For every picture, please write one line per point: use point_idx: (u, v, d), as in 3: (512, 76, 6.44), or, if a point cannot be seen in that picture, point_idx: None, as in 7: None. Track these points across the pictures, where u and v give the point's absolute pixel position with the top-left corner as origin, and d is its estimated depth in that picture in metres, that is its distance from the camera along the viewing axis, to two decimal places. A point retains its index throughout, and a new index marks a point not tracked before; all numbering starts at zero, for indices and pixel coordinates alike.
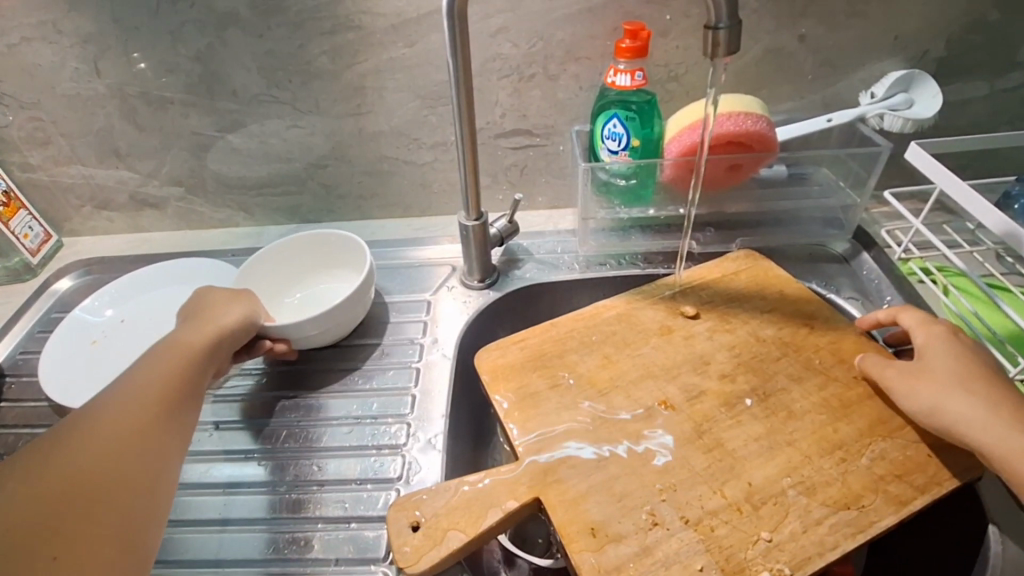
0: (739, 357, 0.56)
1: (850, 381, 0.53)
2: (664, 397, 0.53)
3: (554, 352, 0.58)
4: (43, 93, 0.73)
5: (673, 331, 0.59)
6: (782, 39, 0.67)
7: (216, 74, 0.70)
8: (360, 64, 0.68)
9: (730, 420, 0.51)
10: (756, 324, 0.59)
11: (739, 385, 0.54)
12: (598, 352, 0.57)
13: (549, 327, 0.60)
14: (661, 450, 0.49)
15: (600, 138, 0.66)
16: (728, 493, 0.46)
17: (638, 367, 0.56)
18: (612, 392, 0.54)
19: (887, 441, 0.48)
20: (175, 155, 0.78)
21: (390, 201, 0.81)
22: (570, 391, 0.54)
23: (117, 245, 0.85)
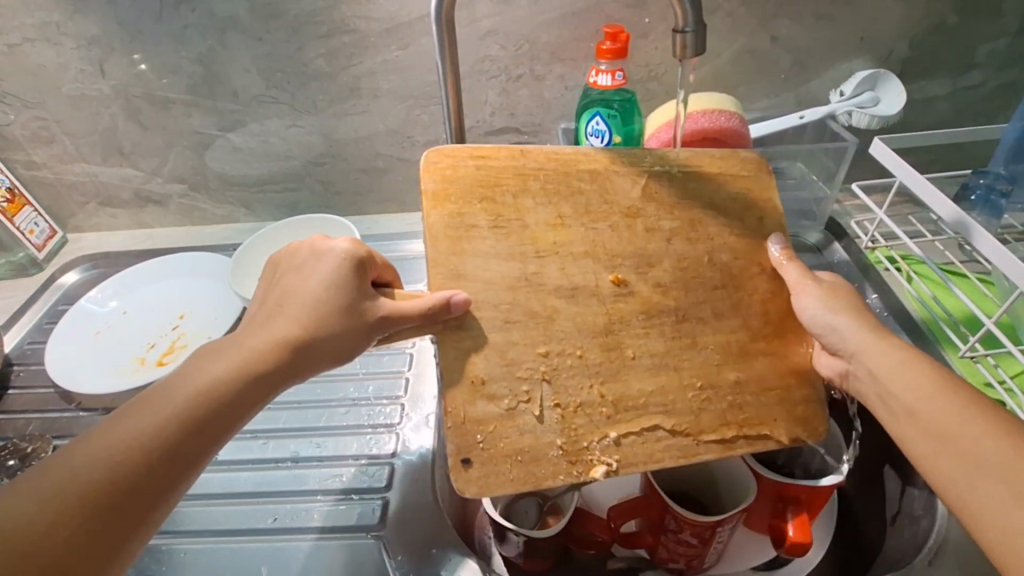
0: (682, 267, 0.51)
1: (759, 333, 0.50)
2: (596, 284, 0.50)
3: (501, 186, 0.51)
4: (49, 94, 0.76)
5: (636, 216, 0.52)
6: (756, 41, 0.71)
7: (217, 75, 0.73)
8: (355, 66, 0.72)
9: (641, 329, 0.49)
10: (719, 243, 0.52)
11: (665, 303, 0.50)
12: (551, 211, 0.51)
13: (516, 155, 0.53)
14: (564, 334, 0.48)
15: (584, 135, 0.70)
16: (603, 390, 0.47)
17: (587, 237, 0.51)
18: (550, 257, 0.50)
19: (761, 386, 0.49)
20: (177, 153, 0.81)
21: (385, 197, 0.84)
22: (514, 237, 0.50)
23: (120, 240, 0.88)
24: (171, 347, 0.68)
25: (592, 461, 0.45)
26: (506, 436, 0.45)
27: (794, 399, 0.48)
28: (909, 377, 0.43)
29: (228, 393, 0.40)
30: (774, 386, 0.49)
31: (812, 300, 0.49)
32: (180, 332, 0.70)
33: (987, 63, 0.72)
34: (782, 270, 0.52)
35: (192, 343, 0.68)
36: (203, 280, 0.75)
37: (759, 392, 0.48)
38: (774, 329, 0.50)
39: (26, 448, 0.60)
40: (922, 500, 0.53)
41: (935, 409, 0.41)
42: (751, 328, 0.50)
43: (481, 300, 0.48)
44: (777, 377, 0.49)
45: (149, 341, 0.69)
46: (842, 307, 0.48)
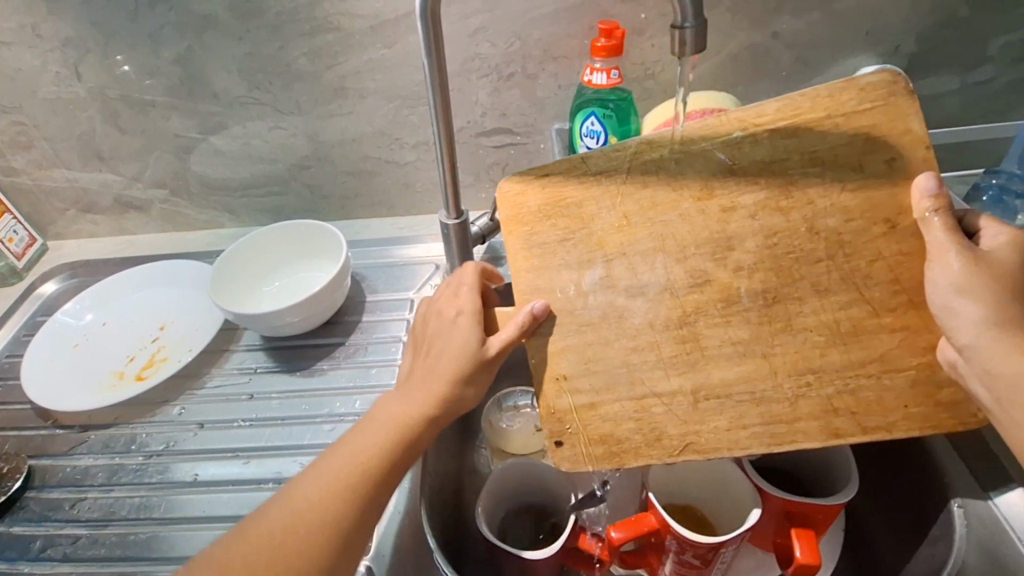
0: (771, 245, 0.46)
1: (883, 307, 0.45)
2: (668, 278, 0.47)
3: (567, 199, 0.50)
4: (25, 98, 0.73)
5: (715, 197, 0.48)
6: (756, 36, 0.68)
7: (198, 77, 0.71)
8: (340, 65, 0.69)
9: (720, 317, 0.46)
10: (822, 208, 0.46)
11: (751, 285, 0.46)
12: (618, 208, 0.49)
13: (584, 165, 0.50)
14: (639, 332, 0.46)
15: (579, 136, 0.67)
16: (693, 383, 0.45)
17: (660, 231, 0.48)
18: (617, 258, 0.48)
19: (881, 365, 0.44)
20: (158, 157, 0.78)
21: (374, 200, 0.82)
22: (578, 246, 0.49)
23: (101, 248, 0.86)
24: (151, 361, 0.66)
25: (680, 446, 0.44)
26: (594, 424, 0.45)
27: (925, 379, 0.44)
28: None
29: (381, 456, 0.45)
30: (899, 364, 0.44)
31: (946, 270, 0.43)
32: (160, 344, 0.67)
33: (998, 57, 0.69)
34: (925, 227, 0.44)
35: (173, 356, 0.65)
36: (183, 289, 0.72)
37: (878, 372, 0.44)
38: (902, 301, 0.45)
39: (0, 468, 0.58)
40: (937, 515, 0.51)
41: None
42: (874, 303, 0.45)
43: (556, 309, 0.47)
44: (911, 355, 0.44)
45: (128, 354, 0.67)
46: (981, 277, 0.42)
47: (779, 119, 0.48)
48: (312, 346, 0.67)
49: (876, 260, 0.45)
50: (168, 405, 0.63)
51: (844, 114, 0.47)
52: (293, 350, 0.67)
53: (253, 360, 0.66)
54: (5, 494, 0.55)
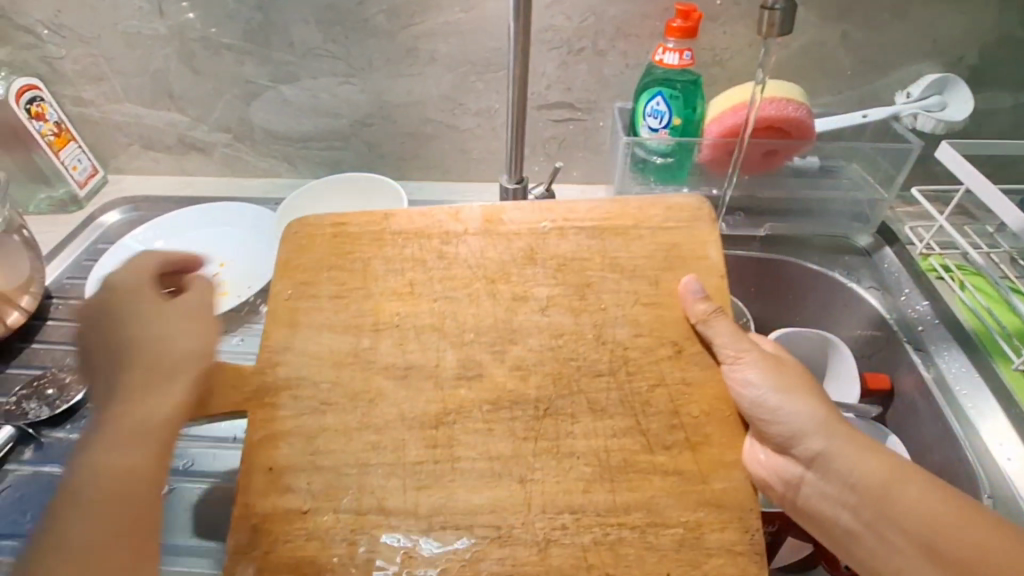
0: (546, 368, 0.49)
1: (657, 442, 0.47)
2: (437, 364, 0.50)
3: (352, 253, 0.54)
4: (106, 29, 0.75)
5: (382, 326, 0.51)
6: (823, 35, 0.70)
7: (277, 25, 0.72)
8: (416, 26, 0.71)
9: (484, 423, 0.48)
10: (613, 317, 0.51)
11: (479, 392, 0.49)
12: (353, 330, 0.51)
13: (380, 222, 0.55)
14: (386, 420, 0.48)
15: (641, 115, 0.69)
16: (427, 491, 0.45)
17: (370, 386, 0.49)
18: (387, 330, 0.51)
19: (560, 548, 0.43)
20: (227, 102, 0.80)
21: (430, 163, 0.84)
22: (353, 307, 0.52)
23: (159, 186, 0.88)
24: None
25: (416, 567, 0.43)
26: (287, 540, 0.44)
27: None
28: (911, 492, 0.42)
29: (109, 456, 0.39)
30: (556, 568, 0.43)
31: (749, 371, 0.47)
32: (220, 278, 0.70)
33: None
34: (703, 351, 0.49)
35: (231, 291, 0.67)
36: (244, 229, 0.74)
37: (504, 528, 0.44)
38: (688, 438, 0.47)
39: (67, 379, 0.62)
40: None
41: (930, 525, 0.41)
42: (651, 435, 0.47)
43: (310, 378, 0.49)
44: (683, 509, 0.44)
45: None
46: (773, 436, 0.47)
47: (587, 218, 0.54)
48: None
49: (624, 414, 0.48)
50: (228, 334, 0.65)
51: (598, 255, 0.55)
52: None
53: None
54: (69, 402, 0.59)
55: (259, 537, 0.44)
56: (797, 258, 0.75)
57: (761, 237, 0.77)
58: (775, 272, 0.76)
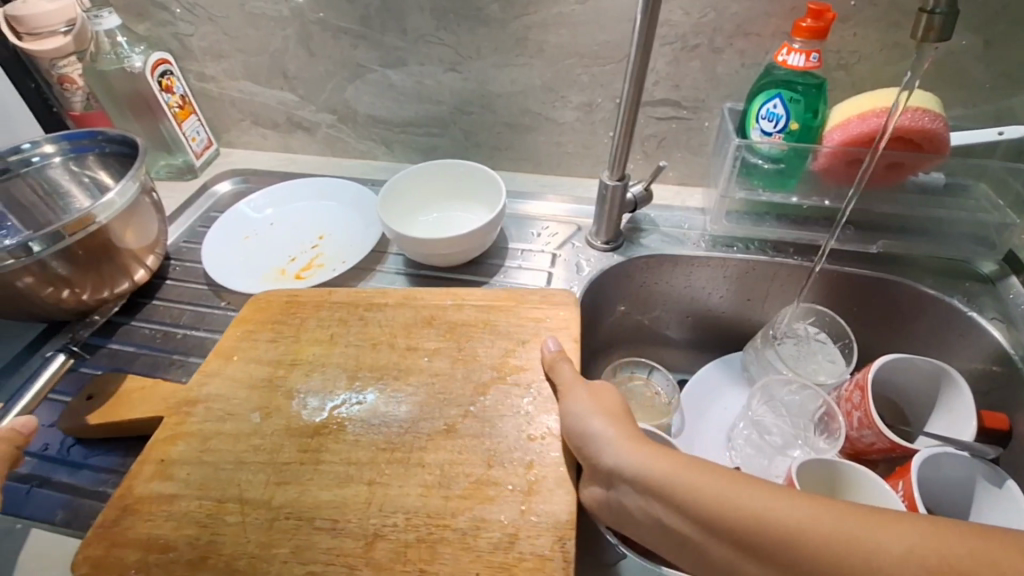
0: (415, 401, 0.53)
1: (499, 464, 0.48)
2: (331, 391, 0.54)
3: (296, 312, 0.61)
4: (233, 9, 0.79)
5: (299, 363, 0.56)
6: (967, 41, 0.65)
7: (392, 10, 0.74)
8: (528, 16, 0.71)
9: (351, 437, 0.51)
10: (373, 346, 0.58)
11: (361, 413, 0.52)
12: (274, 363, 0.57)
13: (324, 294, 0.63)
14: (274, 430, 0.52)
15: (754, 118, 0.66)
16: (303, 466, 0.49)
17: (272, 402, 0.54)
18: (299, 364, 0.56)
19: (386, 542, 0.44)
20: (336, 84, 0.83)
21: (523, 155, 0.85)
22: (280, 347, 0.58)
23: (266, 161, 0.93)
24: (310, 265, 0.71)
25: (247, 559, 0.44)
26: (150, 519, 0.47)
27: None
28: (712, 482, 0.39)
29: None
30: (376, 562, 0.43)
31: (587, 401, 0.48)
32: (319, 252, 0.73)
33: None
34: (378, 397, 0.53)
35: (330, 265, 0.71)
36: (346, 206, 0.77)
37: (340, 521, 0.46)
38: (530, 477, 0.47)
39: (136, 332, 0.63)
40: None
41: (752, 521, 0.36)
42: (495, 459, 0.49)
43: (221, 393, 0.55)
44: (513, 518, 0.45)
45: (290, 255, 0.72)
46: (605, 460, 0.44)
47: (483, 297, 0.61)
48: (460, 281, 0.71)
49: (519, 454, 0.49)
50: None
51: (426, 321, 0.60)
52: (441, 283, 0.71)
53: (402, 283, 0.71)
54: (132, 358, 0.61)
55: (127, 516, 0.47)
56: (909, 279, 0.69)
57: (871, 254, 0.72)
58: (884, 292, 0.71)
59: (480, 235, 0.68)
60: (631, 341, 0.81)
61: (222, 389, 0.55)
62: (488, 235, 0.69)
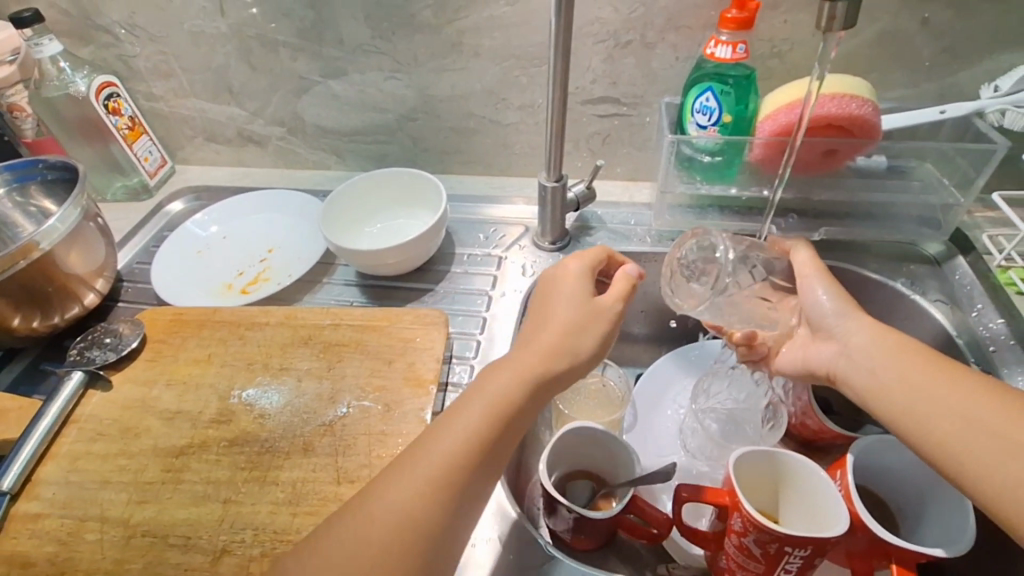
0: (279, 420, 0.54)
1: (346, 478, 0.49)
2: (200, 411, 0.56)
3: (178, 331, 0.63)
4: (174, 29, 0.79)
5: (174, 383, 0.59)
6: (901, 21, 0.64)
7: (327, 21, 0.74)
8: (461, 20, 0.71)
9: (215, 455, 0.52)
10: (247, 366, 0.59)
11: (225, 431, 0.54)
12: (152, 383, 0.59)
13: (208, 313, 0.65)
14: (142, 450, 0.54)
15: (690, 111, 0.66)
16: (171, 485, 0.51)
17: (141, 423, 0.56)
18: (176, 385, 0.58)
19: (232, 557, 0.46)
20: (281, 97, 0.83)
21: (472, 157, 0.85)
22: (159, 369, 0.60)
23: (221, 177, 0.93)
24: (256, 278, 0.72)
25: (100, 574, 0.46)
26: (11, 537, 0.49)
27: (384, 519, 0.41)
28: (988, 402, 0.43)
29: None
30: None
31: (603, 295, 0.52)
32: (266, 264, 0.73)
33: None
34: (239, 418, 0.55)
35: (275, 278, 0.71)
36: (293, 219, 0.78)
37: (192, 538, 0.47)
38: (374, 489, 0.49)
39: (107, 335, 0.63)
40: None
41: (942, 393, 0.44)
42: (342, 473, 0.50)
43: (95, 414, 0.57)
44: None
45: (238, 268, 0.73)
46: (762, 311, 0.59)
47: (356, 317, 0.62)
48: (404, 288, 0.72)
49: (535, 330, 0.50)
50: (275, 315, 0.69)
51: (305, 338, 0.61)
52: (386, 291, 0.72)
53: (349, 294, 0.71)
54: (98, 362, 0.60)
55: None
56: (854, 265, 0.69)
57: (816, 242, 0.71)
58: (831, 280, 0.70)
59: (422, 244, 0.69)
60: None
61: (96, 410, 0.57)
62: (431, 243, 0.70)
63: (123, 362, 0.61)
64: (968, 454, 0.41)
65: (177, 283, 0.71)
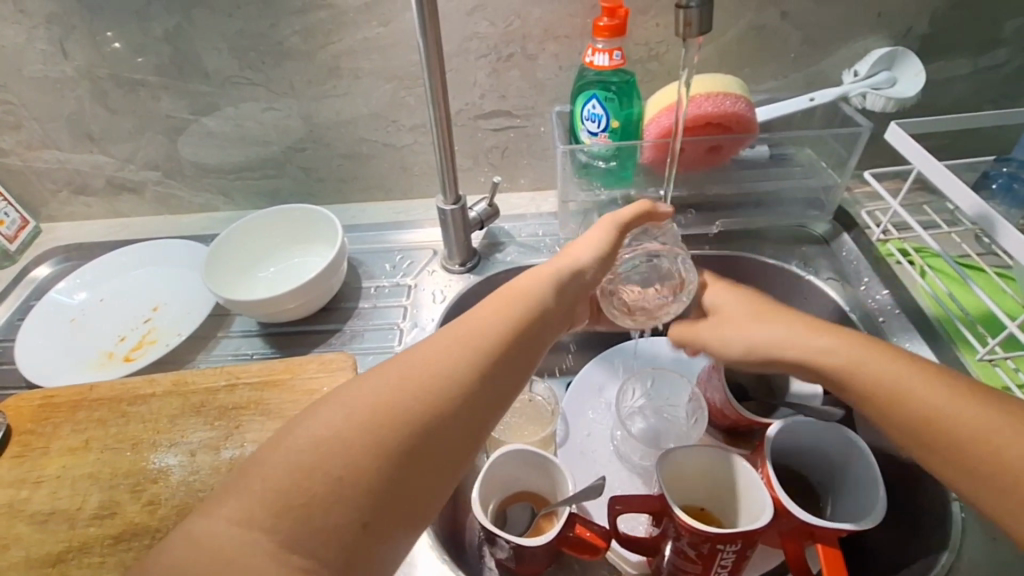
0: (173, 503, 0.49)
1: None
2: (79, 507, 0.50)
3: (49, 418, 0.56)
4: (12, 76, 0.71)
5: (46, 479, 0.52)
6: (764, 16, 0.67)
7: (188, 55, 0.68)
8: (334, 45, 0.67)
9: (100, 557, 0.47)
10: (132, 446, 0.53)
11: (111, 527, 0.48)
12: (19, 483, 0.52)
13: (83, 391, 0.58)
14: (12, 564, 0.47)
15: (580, 120, 0.66)
16: None
17: (9, 533, 0.49)
18: (49, 481, 0.52)
19: None
20: (150, 139, 0.76)
21: (371, 183, 0.81)
22: (27, 465, 0.53)
23: (95, 231, 0.85)
24: (141, 342, 0.65)
25: None
26: None
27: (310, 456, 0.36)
28: (964, 406, 0.42)
29: None
30: None
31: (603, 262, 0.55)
32: (152, 325, 0.67)
33: (1010, 41, 0.69)
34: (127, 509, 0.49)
35: (162, 339, 0.65)
36: (178, 271, 0.72)
37: None
38: None
39: None
40: (935, 512, 0.53)
41: (895, 392, 0.44)
42: None
43: None
44: None
45: (119, 333, 0.66)
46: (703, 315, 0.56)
47: (254, 374, 0.57)
48: (310, 331, 0.68)
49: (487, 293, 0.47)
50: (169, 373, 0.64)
51: (198, 406, 0.56)
52: (290, 337, 0.67)
53: (249, 346, 0.66)
54: None
55: None
56: (752, 252, 0.72)
57: (714, 235, 0.74)
58: (734, 268, 0.73)
59: (320, 284, 0.64)
60: None
61: None
62: (331, 281, 0.66)
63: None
64: (964, 464, 0.41)
65: (46, 360, 0.63)
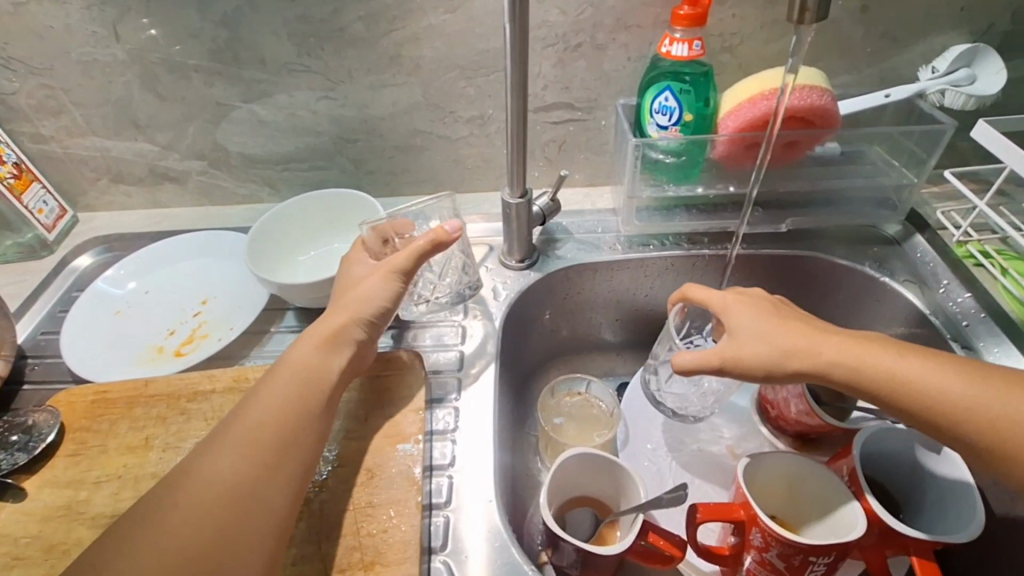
0: None
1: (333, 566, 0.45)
2: None
3: (104, 415, 0.54)
4: (59, 59, 0.68)
5: (106, 479, 0.49)
6: (842, 9, 0.65)
7: (244, 41, 0.66)
8: (397, 32, 0.65)
9: None
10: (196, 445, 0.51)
11: None
12: (77, 483, 0.49)
13: (139, 386, 0.55)
14: None
15: (648, 112, 0.63)
16: None
17: (69, 536, 0.46)
18: (109, 481, 0.49)
19: None
20: (198, 127, 0.74)
21: (421, 176, 0.79)
22: (84, 463, 0.51)
23: (135, 221, 0.82)
24: (191, 337, 0.63)
25: None
26: None
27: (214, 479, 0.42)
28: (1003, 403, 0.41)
29: None
30: None
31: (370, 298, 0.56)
32: (202, 319, 0.65)
33: None
34: None
35: (213, 334, 0.63)
36: (225, 263, 0.69)
37: None
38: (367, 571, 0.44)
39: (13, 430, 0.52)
40: None
41: (940, 398, 0.42)
42: (326, 561, 0.45)
43: (6, 533, 0.47)
44: None
45: (168, 327, 0.64)
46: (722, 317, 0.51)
47: None
48: None
49: (361, 282, 0.55)
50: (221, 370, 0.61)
51: None
52: None
53: None
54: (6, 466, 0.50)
55: None
56: (821, 252, 0.70)
57: (782, 233, 0.72)
58: (804, 267, 0.70)
59: None
60: (566, 356, 0.78)
61: (6, 528, 0.47)
62: None
63: (37, 462, 0.51)
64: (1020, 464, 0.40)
65: (95, 353, 0.60)
